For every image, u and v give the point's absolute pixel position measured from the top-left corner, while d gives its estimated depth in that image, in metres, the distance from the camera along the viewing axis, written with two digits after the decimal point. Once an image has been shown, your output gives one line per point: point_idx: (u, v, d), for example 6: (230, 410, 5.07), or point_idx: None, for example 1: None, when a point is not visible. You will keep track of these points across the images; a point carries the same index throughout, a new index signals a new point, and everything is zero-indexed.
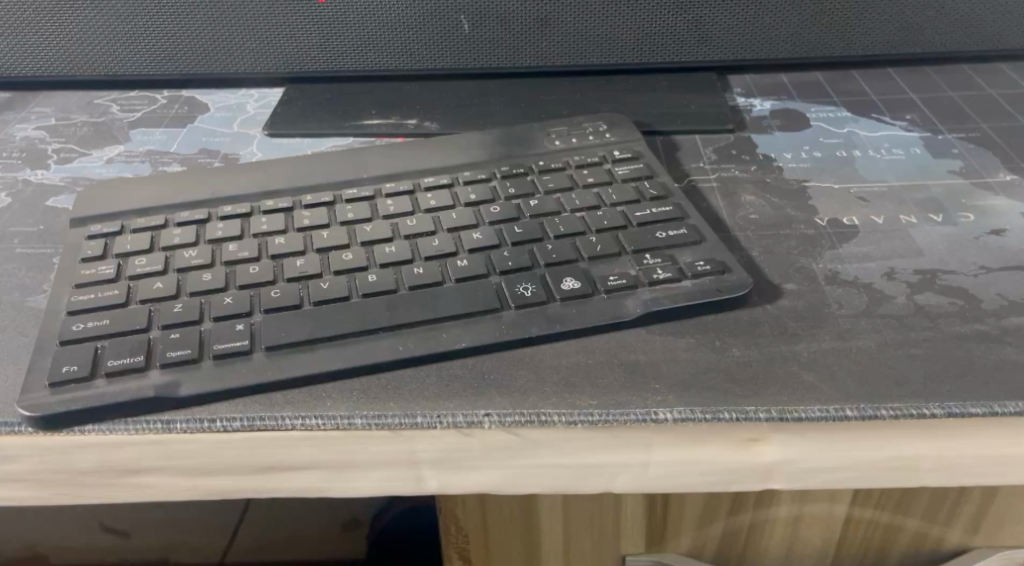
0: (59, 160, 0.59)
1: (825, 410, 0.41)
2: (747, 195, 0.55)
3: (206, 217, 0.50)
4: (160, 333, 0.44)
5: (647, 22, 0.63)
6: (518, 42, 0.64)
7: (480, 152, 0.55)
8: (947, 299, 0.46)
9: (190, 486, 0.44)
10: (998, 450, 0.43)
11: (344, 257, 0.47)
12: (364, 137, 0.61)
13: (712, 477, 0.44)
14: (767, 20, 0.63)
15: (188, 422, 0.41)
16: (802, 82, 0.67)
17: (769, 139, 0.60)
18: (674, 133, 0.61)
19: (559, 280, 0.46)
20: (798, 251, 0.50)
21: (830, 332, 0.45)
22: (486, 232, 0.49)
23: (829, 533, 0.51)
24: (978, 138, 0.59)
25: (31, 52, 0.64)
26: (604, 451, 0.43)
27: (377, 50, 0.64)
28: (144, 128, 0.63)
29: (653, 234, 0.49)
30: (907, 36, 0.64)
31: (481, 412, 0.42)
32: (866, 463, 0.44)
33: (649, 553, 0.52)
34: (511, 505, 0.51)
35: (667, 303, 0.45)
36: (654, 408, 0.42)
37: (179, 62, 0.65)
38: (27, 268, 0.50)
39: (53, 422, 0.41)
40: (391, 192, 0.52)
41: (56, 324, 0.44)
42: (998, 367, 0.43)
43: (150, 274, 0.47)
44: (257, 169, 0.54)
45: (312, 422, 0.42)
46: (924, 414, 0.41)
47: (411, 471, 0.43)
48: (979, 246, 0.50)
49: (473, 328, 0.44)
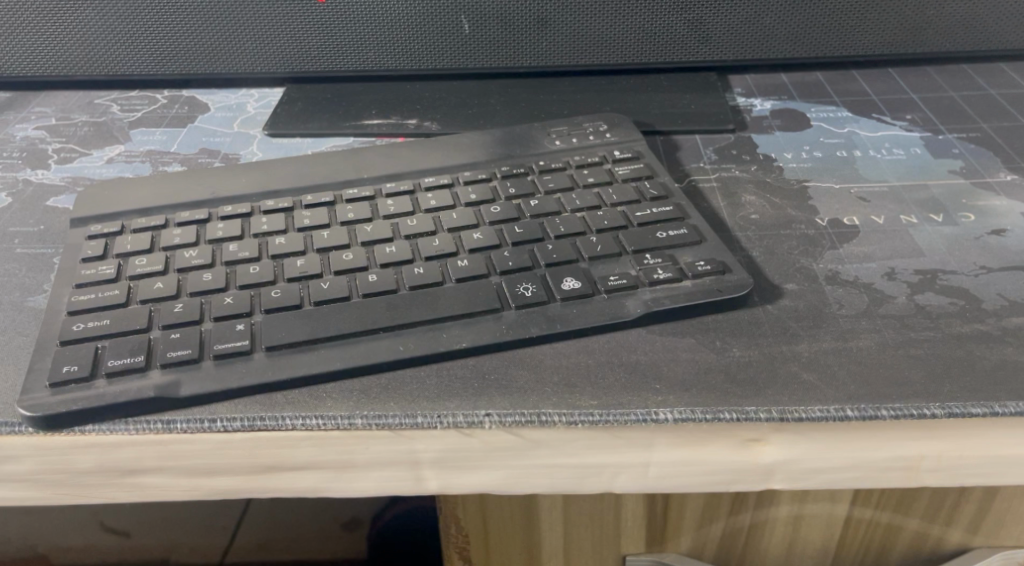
0: (60, 160, 0.59)
1: (826, 410, 0.41)
2: (747, 195, 0.55)
3: (206, 217, 0.50)
4: (160, 333, 0.44)
5: (647, 22, 0.63)
6: (518, 42, 0.64)
7: (481, 152, 0.55)
8: (947, 299, 0.46)
9: (190, 487, 0.44)
10: (999, 450, 0.43)
11: (344, 257, 0.47)
12: (365, 137, 0.61)
13: (712, 478, 0.44)
14: (767, 20, 0.63)
15: (188, 422, 0.41)
16: (802, 82, 0.67)
17: (769, 139, 0.60)
18: (674, 133, 0.61)
19: (559, 281, 0.46)
20: (799, 251, 0.50)
21: (830, 332, 0.45)
22: (486, 232, 0.49)
23: (829, 533, 0.51)
24: (979, 138, 0.59)
25: (31, 52, 0.64)
26: (604, 451, 0.43)
27: (377, 49, 0.64)
28: (144, 128, 0.63)
29: (653, 234, 0.49)
30: (908, 35, 0.64)
31: (481, 412, 0.42)
32: (866, 463, 0.44)
33: (649, 554, 0.53)
34: (512, 506, 0.51)
35: (667, 303, 0.45)
36: (654, 408, 0.42)
37: (179, 61, 0.65)
38: (27, 268, 0.50)
39: (53, 422, 0.41)
40: (391, 191, 0.52)
41: (56, 324, 0.44)
42: (999, 367, 0.43)
43: (150, 274, 0.47)
44: (258, 169, 0.54)
45: (313, 422, 0.42)
46: (924, 414, 0.41)
47: (412, 471, 0.43)
48: (979, 247, 0.50)
49: (473, 328, 0.44)
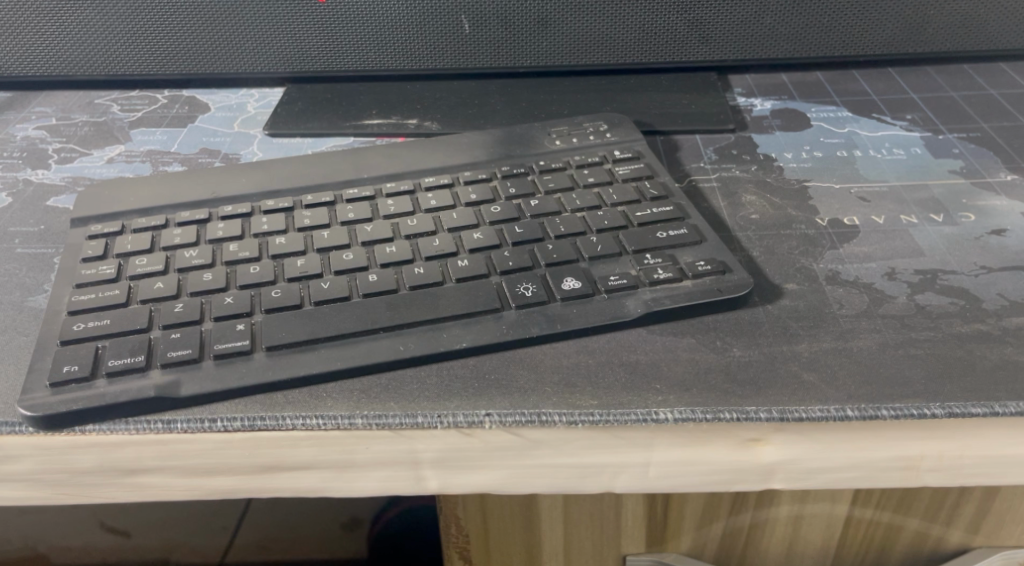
0: (60, 160, 0.59)
1: (826, 410, 0.41)
2: (747, 195, 0.55)
3: (207, 217, 0.50)
4: (160, 333, 0.44)
5: (647, 23, 0.63)
6: (518, 42, 0.64)
7: (481, 152, 0.55)
8: (947, 299, 0.46)
9: (190, 487, 0.44)
10: (998, 450, 0.43)
11: (344, 257, 0.47)
12: (364, 137, 0.61)
13: (713, 477, 0.44)
14: (767, 20, 0.63)
15: (188, 422, 0.42)
16: (802, 82, 0.67)
17: (769, 139, 0.60)
18: (675, 133, 0.61)
19: (559, 281, 0.46)
20: (799, 251, 0.50)
21: (830, 333, 0.45)
22: (486, 232, 0.49)
23: (828, 533, 0.52)
24: (978, 138, 0.59)
25: (30, 53, 0.64)
26: (603, 451, 0.43)
27: (378, 49, 0.64)
28: (144, 128, 0.63)
29: (654, 235, 0.49)
30: (907, 36, 0.64)
31: (482, 412, 0.42)
32: (864, 463, 0.44)
33: (649, 554, 0.53)
34: (511, 506, 0.51)
35: (668, 303, 0.45)
36: (654, 408, 0.42)
37: (179, 62, 0.65)
38: (27, 268, 0.50)
39: (52, 421, 0.41)
40: (391, 191, 0.52)
41: (56, 324, 0.44)
42: (999, 366, 0.43)
43: (151, 274, 0.47)
44: (260, 169, 0.54)
45: (313, 422, 0.42)
46: (925, 414, 0.41)
47: (412, 471, 0.43)
48: (980, 247, 0.50)
49: (473, 328, 0.44)
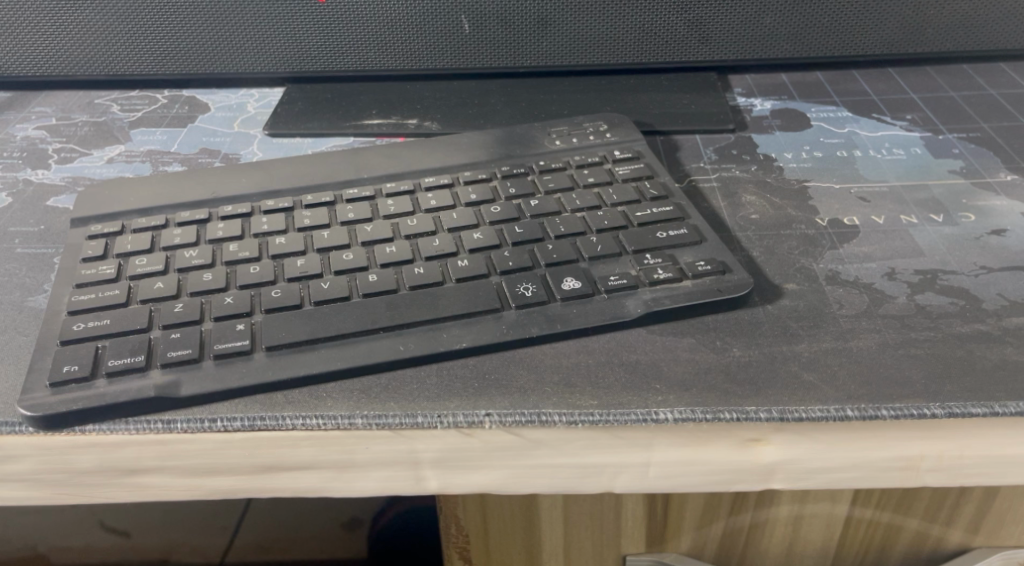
0: (60, 160, 0.59)
1: (826, 410, 0.41)
2: (747, 195, 0.55)
3: (206, 217, 0.50)
4: (160, 333, 0.44)
5: (646, 23, 0.63)
6: (518, 42, 0.64)
7: (480, 152, 0.55)
8: (947, 299, 0.46)
9: (190, 487, 0.44)
10: (998, 450, 0.43)
11: (344, 257, 0.47)
12: (364, 137, 0.61)
13: (713, 477, 0.44)
14: (767, 20, 0.63)
15: (188, 422, 0.42)
16: (802, 82, 0.67)
17: (769, 139, 0.60)
18: (675, 133, 0.61)
19: (559, 281, 0.46)
20: (799, 251, 0.50)
21: (830, 333, 0.45)
22: (486, 232, 0.49)
23: (829, 533, 0.52)
24: (978, 138, 0.59)
25: (30, 53, 0.64)
26: (603, 451, 0.43)
27: (378, 49, 0.64)
28: (144, 128, 0.63)
29: (654, 235, 0.49)
30: (907, 36, 0.64)
31: (482, 412, 0.42)
32: (864, 463, 0.44)
33: (649, 553, 0.53)
34: (512, 506, 0.51)
35: (668, 303, 0.45)
36: (654, 408, 0.42)
37: (179, 62, 0.65)
38: (27, 268, 0.50)
39: (52, 421, 0.41)
40: (391, 191, 0.52)
41: (56, 324, 0.44)
42: (999, 366, 0.43)
43: (151, 274, 0.47)
44: (260, 169, 0.54)
45: (313, 422, 0.42)
46: (924, 414, 0.41)
47: (412, 471, 0.43)
48: (980, 247, 0.50)
49: (473, 328, 0.44)
